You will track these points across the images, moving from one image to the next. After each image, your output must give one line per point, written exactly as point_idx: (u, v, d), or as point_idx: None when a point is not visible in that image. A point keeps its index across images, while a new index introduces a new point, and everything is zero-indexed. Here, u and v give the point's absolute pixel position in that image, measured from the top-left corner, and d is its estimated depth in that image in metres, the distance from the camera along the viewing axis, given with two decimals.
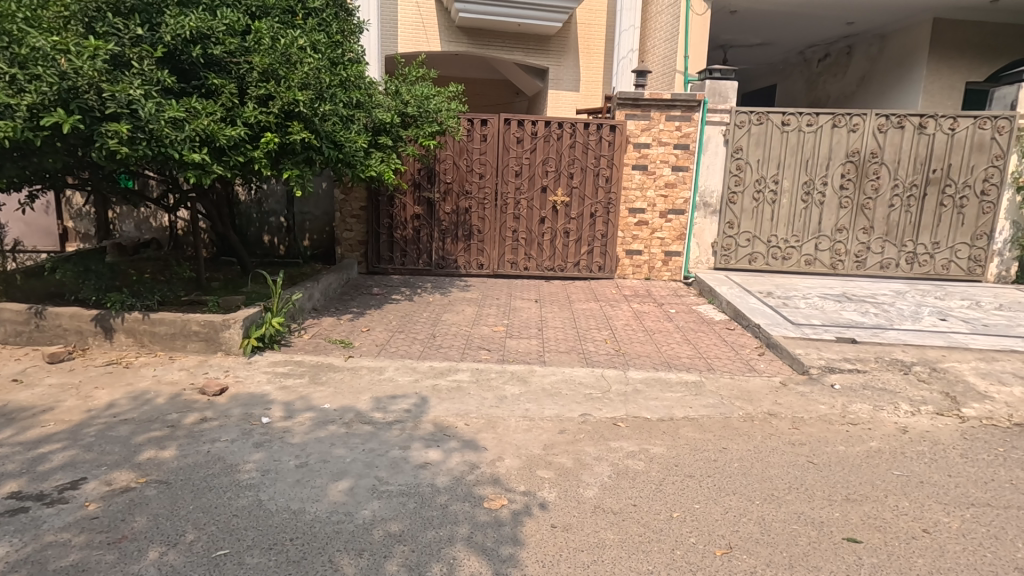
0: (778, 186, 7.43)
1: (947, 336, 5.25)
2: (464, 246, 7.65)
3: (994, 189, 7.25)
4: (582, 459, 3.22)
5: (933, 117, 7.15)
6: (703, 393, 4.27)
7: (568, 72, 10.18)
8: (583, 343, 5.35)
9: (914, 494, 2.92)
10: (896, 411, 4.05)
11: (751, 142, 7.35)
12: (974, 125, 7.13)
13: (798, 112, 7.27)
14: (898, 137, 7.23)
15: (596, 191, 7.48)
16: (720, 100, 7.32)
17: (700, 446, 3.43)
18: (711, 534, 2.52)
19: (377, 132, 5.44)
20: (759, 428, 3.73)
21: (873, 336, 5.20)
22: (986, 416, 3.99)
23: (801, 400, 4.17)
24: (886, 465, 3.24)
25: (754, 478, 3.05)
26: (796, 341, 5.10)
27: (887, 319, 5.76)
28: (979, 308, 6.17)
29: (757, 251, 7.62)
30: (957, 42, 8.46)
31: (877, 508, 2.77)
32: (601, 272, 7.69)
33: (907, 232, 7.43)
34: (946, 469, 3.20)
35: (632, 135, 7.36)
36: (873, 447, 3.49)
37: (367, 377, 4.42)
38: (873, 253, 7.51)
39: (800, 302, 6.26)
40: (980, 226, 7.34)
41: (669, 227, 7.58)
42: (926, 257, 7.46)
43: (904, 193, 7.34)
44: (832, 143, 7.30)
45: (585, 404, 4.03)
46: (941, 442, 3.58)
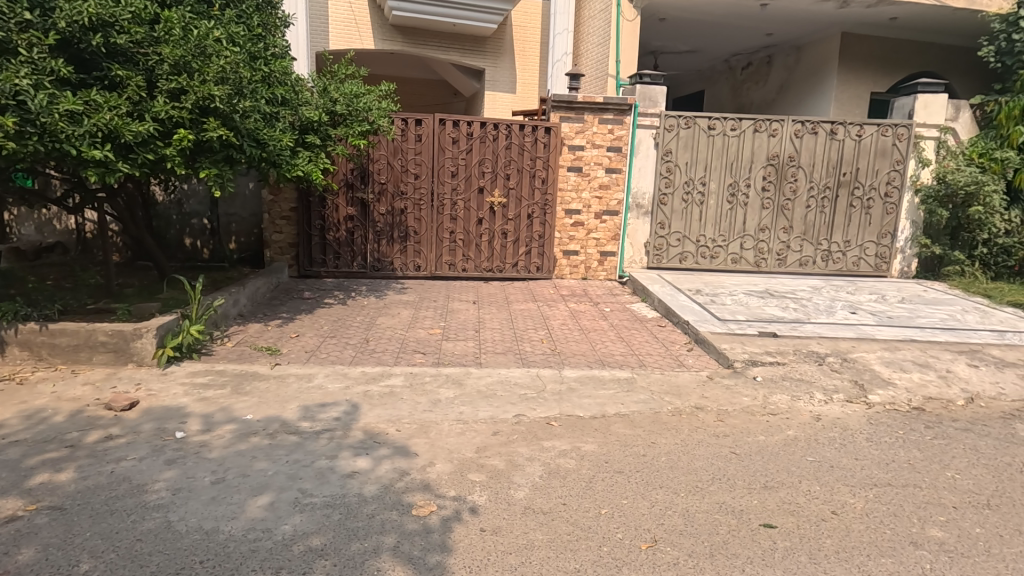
0: (705, 187, 7.75)
1: (857, 329, 5.62)
2: (400, 248, 7.50)
3: (897, 191, 7.83)
4: (514, 460, 3.21)
5: (842, 124, 7.67)
6: (634, 389, 4.38)
7: (504, 73, 10.22)
8: (520, 343, 5.36)
9: (825, 478, 3.10)
10: (811, 400, 4.30)
11: (679, 146, 7.63)
12: (878, 132, 7.69)
13: (722, 117, 7.61)
14: (813, 142, 7.70)
15: (533, 192, 7.53)
16: (650, 104, 7.56)
17: (630, 442, 3.50)
18: (637, 529, 2.57)
19: (304, 130, 5.23)
20: (686, 422, 3.85)
21: (792, 330, 5.49)
22: (889, 401, 4.30)
23: (727, 393, 4.35)
24: (801, 452, 3.42)
25: (680, 471, 3.14)
26: (723, 336, 5.31)
27: (805, 313, 6.12)
28: (884, 302, 6.66)
29: (687, 250, 7.90)
30: (863, 55, 9.12)
31: (791, 494, 2.92)
32: (538, 273, 7.74)
33: (822, 232, 7.91)
34: (854, 453, 3.41)
35: (566, 137, 7.46)
36: (790, 435, 3.68)
37: (295, 385, 4.23)
38: (793, 251, 7.95)
39: (726, 299, 6.53)
40: (885, 226, 7.91)
41: (604, 228, 7.73)
42: (839, 255, 7.96)
43: (819, 195, 7.81)
44: (753, 148, 7.68)
45: (519, 405, 4.02)
46: (850, 427, 3.83)
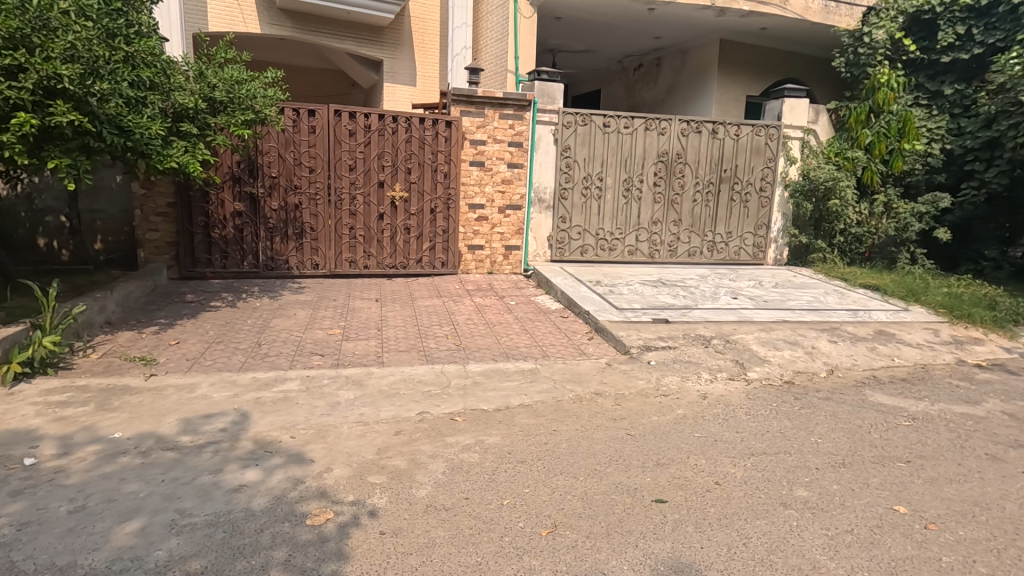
0: (602, 183, 8.06)
1: (738, 312, 6.12)
2: (296, 246, 7.10)
3: (770, 186, 8.60)
4: (417, 458, 3.15)
5: (722, 124, 8.30)
6: (538, 379, 4.47)
7: (403, 65, 9.98)
8: (424, 340, 5.28)
9: (710, 451, 3.34)
10: (699, 379, 4.63)
11: (577, 142, 7.87)
12: (752, 132, 8.40)
13: (616, 115, 7.95)
14: (698, 141, 8.26)
15: (435, 187, 7.42)
16: (548, 101, 7.72)
17: (533, 431, 3.57)
18: (538, 516, 2.62)
19: (178, 118, 4.78)
20: (586, 407, 4.00)
21: (682, 316, 5.87)
22: (765, 377, 4.74)
23: (623, 377, 4.57)
24: (690, 429, 3.67)
25: (580, 455, 3.25)
26: (620, 324, 5.55)
27: (693, 299, 6.57)
28: (761, 287, 7.30)
29: (587, 243, 8.18)
30: (738, 61, 9.92)
31: (680, 469, 3.11)
32: (443, 268, 7.65)
33: (708, 224, 8.52)
34: (735, 427, 3.71)
35: (467, 132, 7.43)
36: (680, 414, 3.93)
37: (174, 397, 3.85)
38: (682, 243, 8.50)
39: (624, 289, 6.85)
40: (760, 218, 8.66)
41: (507, 222, 7.79)
42: (723, 245, 8.62)
43: (703, 190, 8.40)
44: (645, 145, 8.11)
45: (423, 402, 3.96)
46: (732, 403, 4.16)
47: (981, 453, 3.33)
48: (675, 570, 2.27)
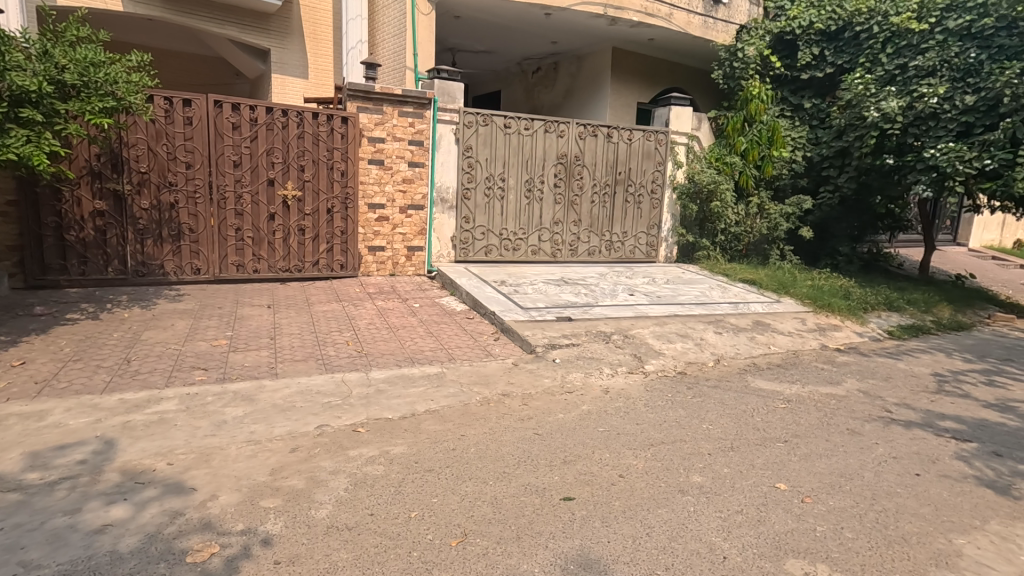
0: (504, 183, 8.12)
1: (635, 308, 6.41)
2: (172, 249, 6.42)
3: (660, 189, 9.13)
4: (316, 476, 2.94)
5: (617, 128, 8.68)
6: (444, 383, 4.38)
7: (293, 56, 9.40)
8: (322, 347, 4.98)
9: (613, 445, 3.45)
10: (601, 374, 4.79)
11: (479, 142, 7.86)
12: (643, 137, 8.88)
13: (516, 116, 8.04)
14: (594, 144, 8.58)
15: (331, 186, 7.04)
16: (449, 100, 7.62)
17: (440, 437, 3.48)
18: (447, 526, 2.54)
19: (15, 102, 4.14)
20: (493, 409, 3.97)
21: (584, 313, 6.04)
22: (661, 369, 5.01)
23: (530, 376, 4.61)
24: (594, 424, 3.77)
25: (488, 459, 3.21)
26: (525, 323, 5.60)
27: (594, 297, 6.79)
28: (654, 284, 7.72)
29: (491, 243, 8.19)
30: (629, 69, 10.45)
31: (586, 465, 3.17)
32: (342, 271, 7.28)
33: (605, 224, 8.88)
34: (636, 419, 3.87)
35: (365, 129, 7.13)
36: (585, 410, 4.03)
37: (16, 428, 3.30)
38: (582, 242, 8.78)
39: (528, 288, 6.93)
40: (652, 218, 9.16)
41: (409, 223, 7.57)
42: (619, 244, 9.01)
43: (600, 191, 8.74)
44: (545, 146, 8.28)
45: (322, 415, 3.72)
46: (632, 396, 4.34)
47: (843, 428, 3.73)
48: (584, 567, 2.30)
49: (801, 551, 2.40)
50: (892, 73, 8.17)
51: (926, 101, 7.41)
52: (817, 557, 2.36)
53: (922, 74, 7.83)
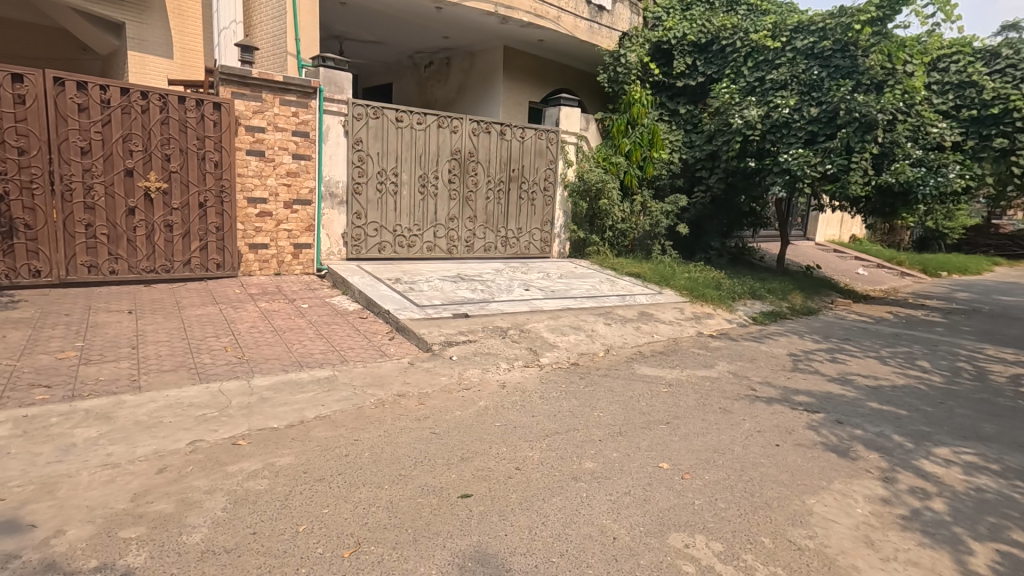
0: (397, 178, 7.91)
1: (530, 303, 6.55)
2: (3, 248, 5.50)
3: (552, 186, 9.41)
4: (188, 498, 2.67)
5: (509, 126, 8.80)
6: (336, 387, 4.17)
7: (154, 33, 8.45)
8: (195, 355, 4.53)
9: (510, 438, 3.49)
10: (498, 369, 4.84)
11: (369, 135, 7.59)
12: (535, 136, 9.08)
13: (408, 110, 7.86)
14: (488, 141, 8.63)
15: (203, 177, 6.41)
16: (336, 90, 7.26)
17: (332, 444, 3.32)
18: (340, 536, 2.43)
19: None
20: (389, 411, 3.86)
21: (480, 309, 6.06)
22: (555, 361, 5.17)
23: (426, 375, 4.53)
24: (491, 419, 3.79)
25: (383, 463, 3.11)
26: (421, 321, 5.49)
27: (490, 293, 6.84)
28: (548, 278, 7.94)
29: (385, 240, 7.95)
30: (520, 68, 10.64)
31: (484, 460, 3.19)
32: (218, 270, 6.67)
33: (501, 221, 8.97)
34: (531, 411, 3.95)
35: (242, 117, 6.59)
36: (482, 405, 4.04)
37: None
38: (478, 238, 8.81)
39: (424, 285, 6.81)
40: (545, 215, 9.41)
41: (295, 218, 7.11)
42: (514, 240, 9.15)
43: (495, 188, 8.81)
44: (438, 142, 8.18)
45: (195, 430, 3.38)
46: (528, 389, 4.42)
47: (717, 408, 4.08)
48: (481, 563, 2.30)
49: (682, 524, 2.58)
50: (752, 85, 9.05)
51: (780, 111, 8.30)
52: (695, 529, 2.55)
53: (776, 87, 8.76)
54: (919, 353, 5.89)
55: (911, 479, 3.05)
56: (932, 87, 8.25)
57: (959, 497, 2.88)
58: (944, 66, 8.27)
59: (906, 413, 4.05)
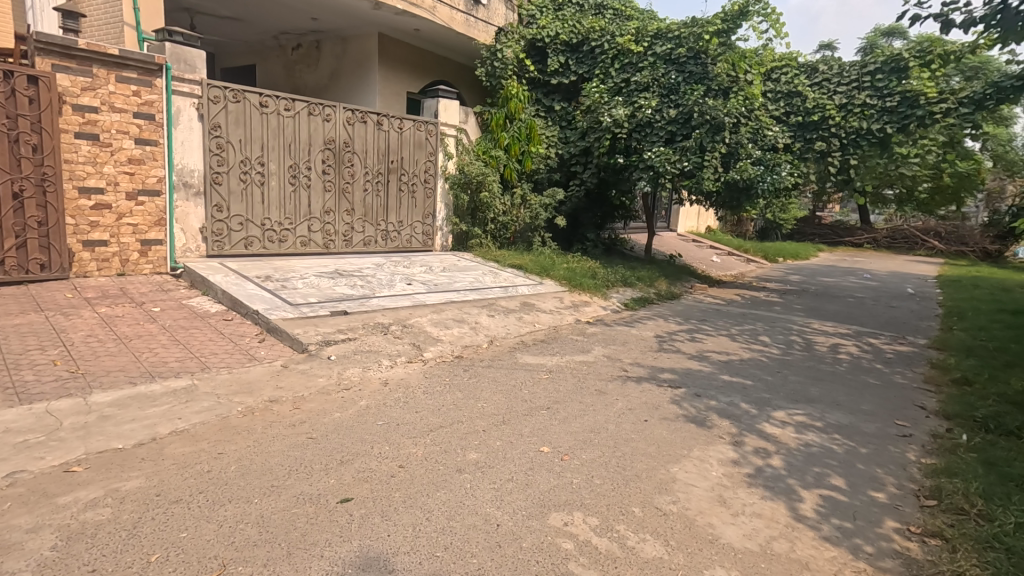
0: (264, 168, 7.34)
1: (412, 297, 6.42)
2: None
3: (433, 179, 9.30)
4: (4, 541, 2.26)
5: (386, 116, 8.54)
6: (195, 398, 3.78)
7: None
8: (14, 372, 3.85)
9: (392, 437, 3.40)
10: (380, 366, 4.69)
11: (229, 120, 6.94)
12: (414, 127, 8.91)
13: (274, 95, 7.32)
14: (363, 131, 8.31)
15: (17, 163, 5.41)
16: (186, 68, 6.54)
17: (191, 460, 3.00)
18: (201, 561, 2.21)
19: None
20: (259, 419, 3.58)
21: (360, 305, 5.82)
22: (439, 355, 5.13)
23: (301, 378, 4.26)
24: (372, 418, 3.67)
25: (253, 475, 2.88)
26: (295, 321, 5.15)
27: (370, 288, 6.60)
28: (431, 272, 7.85)
29: (252, 234, 7.35)
30: (397, 57, 10.35)
31: (365, 461, 3.08)
32: (44, 272, 5.72)
33: (380, 213, 8.69)
34: (415, 407, 3.89)
35: (67, 93, 5.68)
36: (362, 405, 3.89)
37: None
38: (356, 232, 8.46)
39: (297, 283, 6.39)
40: (427, 208, 9.29)
41: (141, 211, 6.30)
42: (395, 234, 8.92)
43: (373, 180, 8.51)
44: (309, 130, 7.72)
45: (15, 460, 2.88)
46: (411, 385, 4.35)
47: (593, 390, 4.32)
48: (363, 567, 2.22)
49: (561, 504, 2.69)
50: (619, 85, 9.64)
51: (644, 111, 8.95)
52: (574, 507, 2.67)
53: (640, 89, 9.42)
54: (761, 329, 6.70)
55: (755, 441, 3.46)
56: (768, 95, 9.34)
57: (793, 453, 3.32)
58: (776, 77, 9.41)
59: (751, 383, 4.59)
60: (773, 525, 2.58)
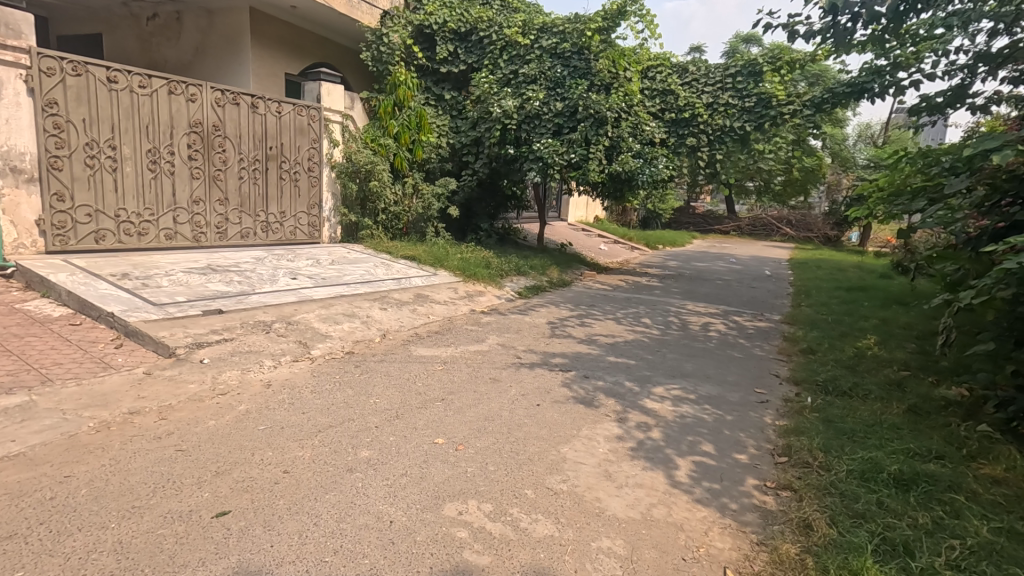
0: (116, 152, 6.52)
1: (297, 292, 6.05)
2: None
3: (317, 167, 8.80)
4: None
5: (261, 98, 7.93)
6: (35, 416, 3.28)
7: None
8: None
9: (276, 441, 3.19)
10: (261, 367, 4.37)
11: (69, 96, 6.03)
12: (294, 111, 8.36)
13: (125, 69, 6.50)
14: (235, 114, 7.65)
15: None
16: (10, 33, 5.56)
17: (30, 487, 2.60)
18: None
19: None
20: (116, 435, 3.19)
21: (237, 303, 5.38)
22: (328, 352, 4.90)
23: (169, 385, 3.86)
24: (253, 423, 3.42)
25: (110, 497, 2.56)
26: (160, 322, 4.64)
27: (250, 285, 6.12)
28: (318, 265, 7.46)
29: (104, 227, 6.50)
30: (271, 35, 9.61)
31: (245, 470, 2.86)
32: None
33: (258, 203, 8.08)
34: (301, 408, 3.68)
35: None
36: (242, 410, 3.61)
37: None
38: (232, 223, 7.79)
39: (161, 280, 5.76)
40: (312, 197, 8.78)
41: None
42: (277, 225, 8.34)
43: (248, 167, 7.88)
44: (171, 111, 6.97)
45: None
46: (297, 385, 4.11)
47: (488, 378, 4.37)
48: None
49: (456, 494, 2.70)
50: (508, 77, 9.73)
51: (532, 103, 9.13)
52: (468, 495, 2.68)
53: (528, 81, 9.59)
54: (643, 312, 7.16)
55: (637, 416, 3.70)
56: (645, 92, 9.92)
57: (670, 425, 3.59)
58: (652, 75, 9.99)
59: (634, 362, 4.89)
60: (653, 493, 2.78)
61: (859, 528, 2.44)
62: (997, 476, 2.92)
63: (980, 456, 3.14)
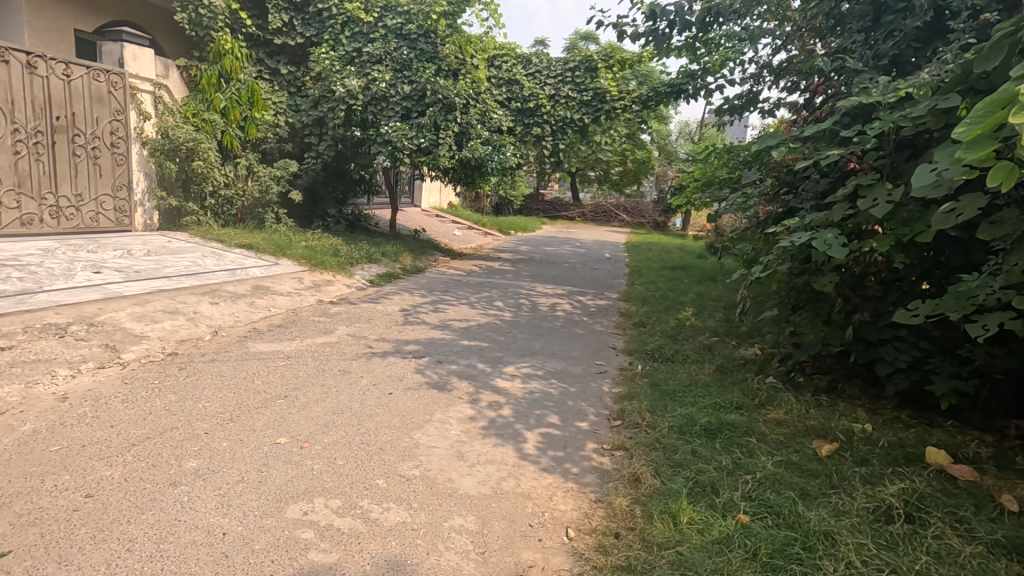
0: None
1: (102, 288, 5.18)
2: None
3: (123, 142, 7.56)
4: None
5: (41, 57, 6.60)
6: None
7: None
8: None
9: (75, 462, 2.72)
10: (54, 379, 3.68)
11: None
12: (88, 76, 7.09)
13: None
14: (4, 73, 6.28)
15: None
16: None
17: None
18: None
19: None
20: None
21: (17, 304, 4.45)
22: (144, 355, 4.29)
23: None
24: (42, 445, 2.87)
25: None
26: None
27: (35, 281, 5.09)
28: (130, 257, 6.46)
29: None
30: None
31: (32, 500, 2.40)
32: None
33: (44, 184, 6.75)
34: (108, 421, 3.17)
35: None
36: (26, 431, 3.01)
37: None
38: (7, 208, 6.42)
39: None
40: (118, 177, 7.55)
41: None
42: (72, 210, 7.06)
43: (27, 139, 6.54)
44: None
45: None
46: (103, 396, 3.53)
47: (337, 370, 4.17)
48: None
49: (300, 494, 2.54)
50: (351, 55, 9.23)
51: (378, 85, 8.82)
52: (314, 494, 2.55)
53: (373, 61, 9.19)
54: (496, 295, 7.36)
55: (489, 396, 3.80)
56: (492, 80, 10.10)
57: (519, 401, 3.75)
58: (498, 64, 10.20)
59: (486, 345, 5.01)
60: (503, 467, 2.89)
61: (677, 476, 2.79)
62: (780, 419, 3.52)
63: (768, 404, 3.76)
